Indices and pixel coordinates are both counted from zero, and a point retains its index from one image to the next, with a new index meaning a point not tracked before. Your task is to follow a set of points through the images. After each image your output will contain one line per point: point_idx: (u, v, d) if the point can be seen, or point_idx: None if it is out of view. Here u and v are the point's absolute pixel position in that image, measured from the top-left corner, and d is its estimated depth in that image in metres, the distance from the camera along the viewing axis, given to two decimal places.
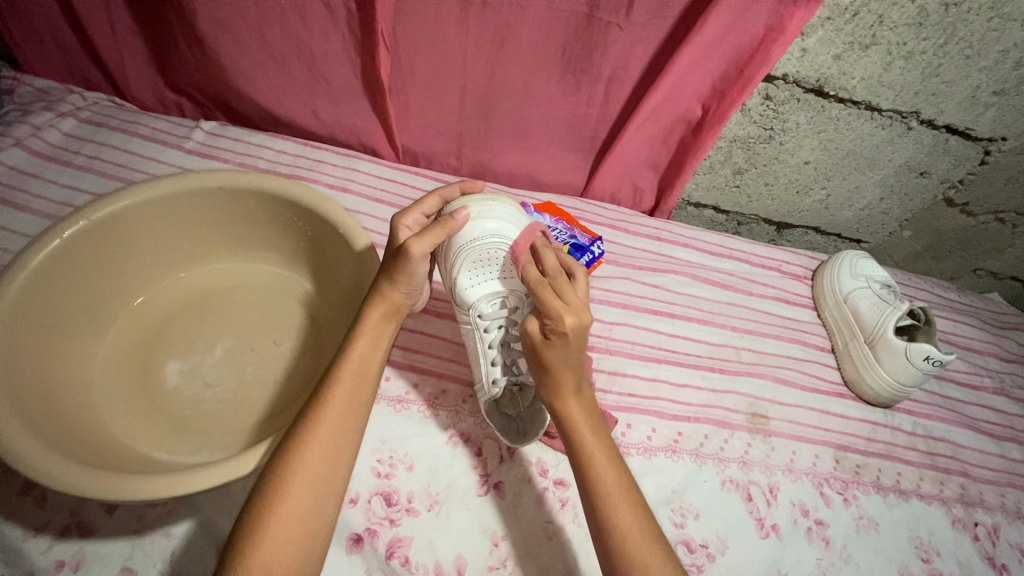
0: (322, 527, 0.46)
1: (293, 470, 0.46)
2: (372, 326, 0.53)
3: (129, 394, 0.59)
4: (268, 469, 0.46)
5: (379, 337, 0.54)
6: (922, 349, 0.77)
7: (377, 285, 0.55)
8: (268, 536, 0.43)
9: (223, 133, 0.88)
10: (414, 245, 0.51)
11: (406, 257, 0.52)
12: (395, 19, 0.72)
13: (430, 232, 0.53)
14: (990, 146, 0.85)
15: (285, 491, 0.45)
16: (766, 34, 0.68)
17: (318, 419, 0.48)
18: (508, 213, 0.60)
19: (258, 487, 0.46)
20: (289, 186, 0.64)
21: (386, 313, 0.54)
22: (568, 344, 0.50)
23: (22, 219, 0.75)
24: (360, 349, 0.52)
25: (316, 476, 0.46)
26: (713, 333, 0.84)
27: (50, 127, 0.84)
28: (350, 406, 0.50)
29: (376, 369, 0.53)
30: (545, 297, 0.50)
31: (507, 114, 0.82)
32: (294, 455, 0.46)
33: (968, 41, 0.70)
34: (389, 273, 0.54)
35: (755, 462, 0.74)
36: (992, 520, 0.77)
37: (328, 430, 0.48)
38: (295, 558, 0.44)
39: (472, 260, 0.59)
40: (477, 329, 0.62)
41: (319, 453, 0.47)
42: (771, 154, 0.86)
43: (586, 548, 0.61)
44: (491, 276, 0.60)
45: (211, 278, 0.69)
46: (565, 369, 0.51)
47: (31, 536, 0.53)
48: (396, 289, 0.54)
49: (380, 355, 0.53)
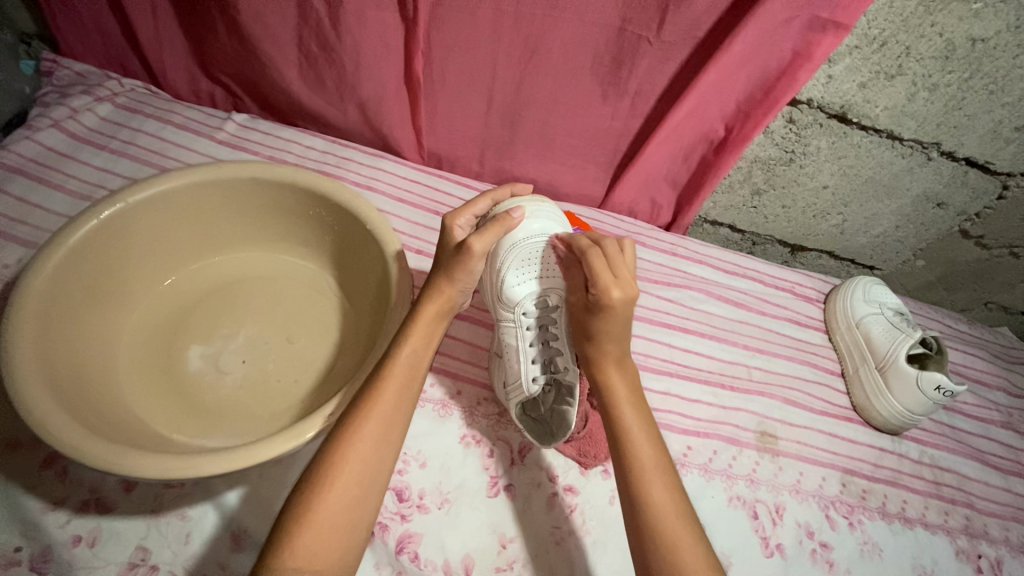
0: (366, 515, 0.47)
1: (344, 458, 0.47)
2: (426, 322, 0.55)
3: (150, 375, 0.59)
4: (318, 458, 0.47)
5: (432, 334, 0.55)
6: (934, 378, 0.77)
7: (434, 282, 0.57)
8: (315, 523, 0.44)
9: (254, 126, 0.89)
10: (475, 241, 0.55)
11: (466, 253, 0.55)
12: (429, 24, 0.74)
13: (487, 232, 0.56)
14: (1009, 181, 0.85)
15: (333, 478, 0.46)
16: (793, 58, 0.69)
17: (369, 410, 0.49)
18: (552, 215, 0.64)
19: (305, 474, 0.47)
20: (321, 181, 0.65)
21: (441, 311, 0.56)
22: (612, 315, 0.54)
23: (56, 199, 0.77)
24: (413, 343, 0.53)
25: (364, 466, 0.47)
26: (725, 350, 0.85)
27: (87, 111, 0.85)
28: (400, 399, 0.50)
29: (425, 367, 0.54)
30: (596, 268, 0.54)
31: (532, 123, 0.84)
32: (343, 443, 0.47)
33: (992, 77, 0.71)
34: (447, 270, 0.56)
35: (762, 481, 0.74)
36: (996, 553, 0.77)
37: (378, 420, 0.49)
38: (340, 548, 0.44)
39: (519, 259, 0.62)
40: (520, 326, 0.63)
41: (368, 443, 0.48)
42: (791, 176, 0.87)
43: (593, 556, 0.62)
44: (539, 275, 0.62)
45: (236, 268, 0.69)
46: (609, 337, 0.56)
47: (50, 510, 0.54)
48: (453, 286, 0.56)
49: (430, 354, 0.54)
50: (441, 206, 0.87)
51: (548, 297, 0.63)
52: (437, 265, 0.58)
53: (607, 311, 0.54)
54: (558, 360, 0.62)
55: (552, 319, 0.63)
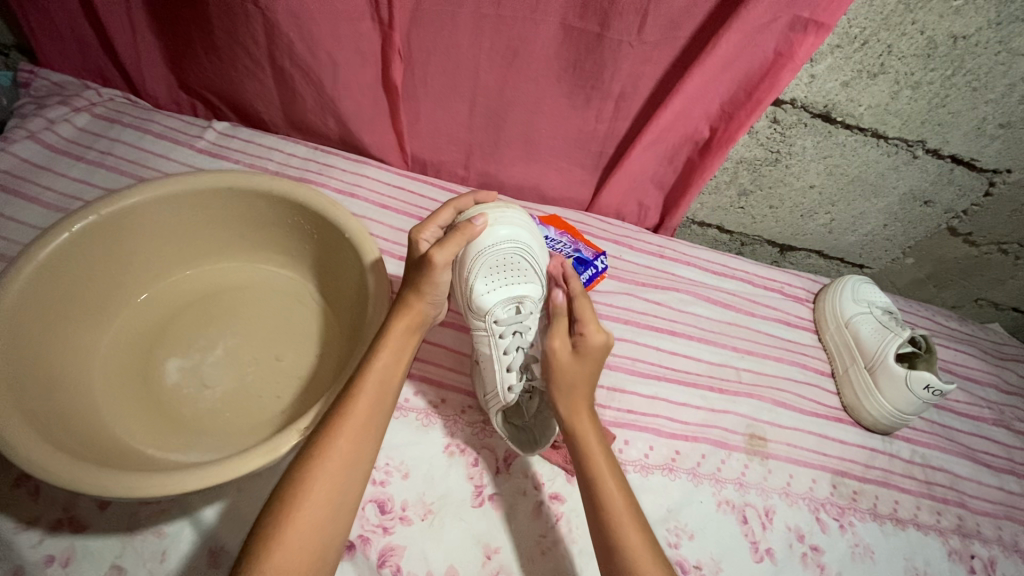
0: (334, 536, 0.46)
1: (312, 478, 0.46)
2: (397, 335, 0.54)
3: (126, 389, 0.58)
4: (287, 476, 0.46)
5: (403, 349, 0.54)
6: (923, 377, 0.77)
7: (403, 295, 0.56)
8: (283, 546, 0.43)
9: (235, 134, 0.88)
10: (436, 253, 0.53)
11: (429, 266, 0.53)
12: (409, 29, 0.73)
13: (449, 243, 0.54)
14: (995, 178, 0.85)
15: (301, 500, 0.45)
16: (776, 59, 0.69)
17: (340, 428, 0.48)
18: (517, 218, 0.63)
19: (274, 494, 0.46)
20: (299, 188, 0.65)
21: (412, 324, 0.55)
22: (587, 355, 0.56)
23: (33, 211, 0.76)
24: (385, 358, 0.52)
25: (335, 486, 0.46)
26: (713, 352, 0.84)
27: (64, 121, 0.84)
28: (371, 417, 0.50)
29: (397, 382, 0.53)
30: (584, 309, 0.57)
31: (516, 126, 0.83)
32: (314, 463, 0.46)
33: (975, 74, 0.71)
34: (415, 285, 0.55)
35: (752, 484, 0.74)
36: (989, 553, 0.77)
37: (348, 439, 0.48)
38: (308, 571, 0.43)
39: (487, 266, 0.60)
40: (493, 334, 0.60)
41: (337, 463, 0.47)
42: (777, 177, 0.87)
43: (579, 566, 0.61)
44: (508, 283, 0.59)
45: (216, 277, 0.69)
46: (581, 383, 0.56)
47: (23, 529, 0.53)
48: (422, 299, 0.55)
49: (403, 368, 0.53)
50: (426, 212, 0.86)
51: (521, 304, 0.60)
52: (406, 277, 0.57)
53: (590, 354, 0.56)
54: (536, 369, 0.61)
55: (525, 325, 0.61)
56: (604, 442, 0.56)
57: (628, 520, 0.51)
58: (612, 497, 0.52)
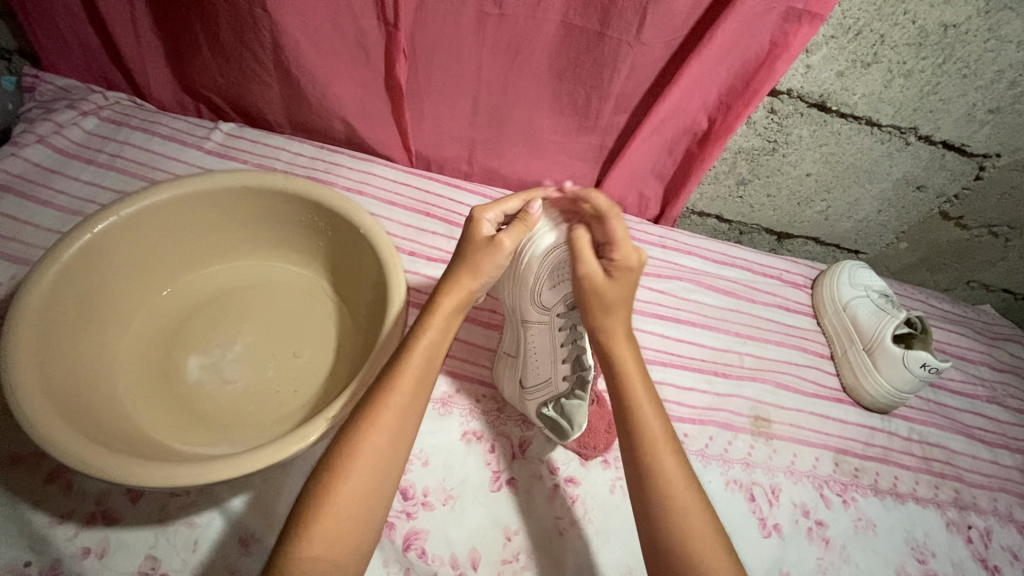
0: (378, 506, 0.48)
1: (360, 450, 0.47)
2: (445, 312, 0.54)
3: (150, 386, 0.60)
4: (334, 448, 0.48)
5: (449, 326, 0.55)
6: (919, 356, 0.80)
7: (454, 273, 0.56)
8: (332, 513, 0.45)
9: (242, 135, 0.89)
10: (504, 239, 0.54)
11: (496, 249, 0.55)
12: (413, 28, 0.75)
13: (514, 227, 0.56)
14: (985, 162, 0.88)
15: (347, 470, 0.46)
16: (771, 50, 0.71)
17: (386, 402, 0.49)
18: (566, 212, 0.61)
19: (319, 466, 0.47)
20: (314, 187, 0.66)
21: (460, 302, 0.55)
22: (625, 280, 0.55)
23: (46, 215, 0.77)
24: (431, 335, 0.53)
25: (381, 457, 0.48)
26: (717, 338, 0.86)
27: (73, 125, 0.85)
28: (415, 393, 0.51)
29: (440, 359, 0.54)
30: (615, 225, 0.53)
31: (519, 122, 0.85)
32: (363, 435, 0.48)
33: (965, 61, 0.73)
34: (472, 265, 0.55)
35: (757, 464, 0.76)
36: (985, 524, 0.79)
37: (394, 413, 0.49)
38: (354, 537, 0.45)
39: (547, 266, 0.58)
40: (552, 324, 0.62)
41: (384, 436, 0.48)
42: (774, 165, 0.89)
43: (596, 545, 0.63)
44: (563, 282, 0.59)
45: (232, 275, 0.70)
46: (620, 309, 0.55)
47: (57, 523, 0.54)
48: (475, 280, 0.55)
49: (446, 345, 0.55)
50: (432, 208, 0.88)
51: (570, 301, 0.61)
52: (459, 256, 0.57)
53: (625, 275, 0.54)
54: (585, 359, 0.62)
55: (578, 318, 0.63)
56: (644, 378, 0.55)
57: (668, 454, 0.52)
58: (650, 428, 0.53)
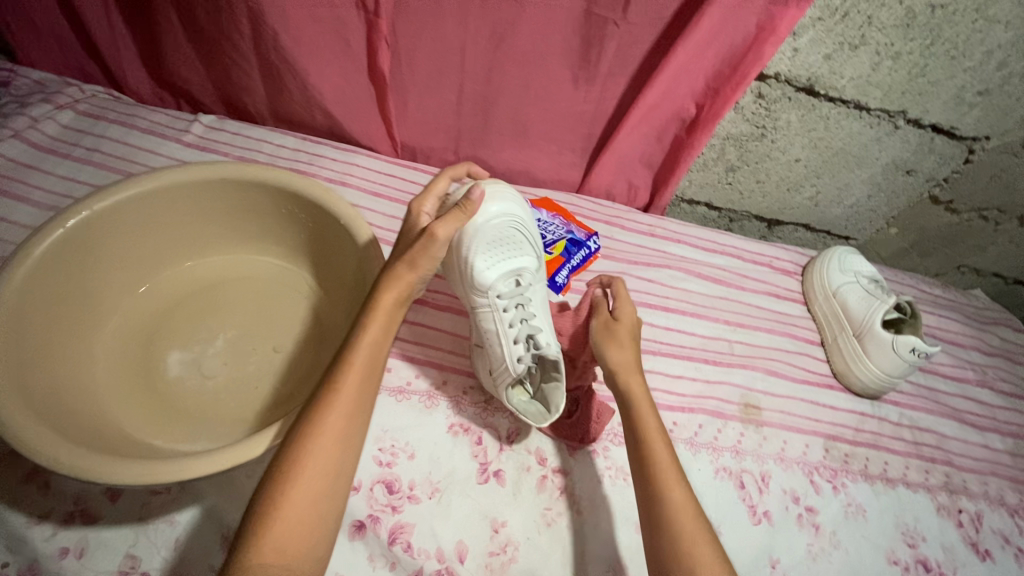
0: (332, 511, 0.47)
1: (308, 454, 0.46)
2: (385, 309, 0.53)
3: (129, 383, 0.59)
4: (282, 452, 0.47)
5: (390, 323, 0.53)
6: (909, 341, 0.80)
7: (392, 267, 0.54)
8: (283, 520, 0.44)
9: (223, 127, 0.88)
10: (438, 228, 0.53)
11: (430, 240, 0.53)
12: (394, 15, 0.73)
13: (449, 215, 0.55)
14: (974, 145, 0.87)
15: (297, 475, 0.46)
16: (758, 33, 0.70)
17: (330, 405, 0.48)
18: (501, 193, 0.65)
19: (268, 472, 0.46)
20: (294, 177, 0.65)
21: (399, 297, 0.54)
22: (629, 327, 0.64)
23: (22, 211, 0.75)
24: (373, 333, 0.52)
25: (329, 461, 0.47)
26: (706, 326, 0.86)
27: (48, 119, 0.83)
28: (359, 394, 0.50)
29: (383, 359, 0.53)
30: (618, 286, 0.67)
31: (505, 110, 0.83)
32: (308, 440, 0.47)
33: (953, 42, 0.72)
34: (409, 257, 0.54)
35: (747, 452, 0.76)
36: (975, 508, 0.79)
37: (341, 414, 0.48)
38: (308, 544, 0.44)
39: (486, 242, 0.62)
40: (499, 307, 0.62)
41: (331, 440, 0.47)
42: (763, 151, 0.88)
43: (584, 534, 0.63)
44: (506, 257, 0.62)
45: (212, 269, 0.69)
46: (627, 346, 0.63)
47: (35, 523, 0.54)
48: (413, 273, 0.54)
49: (388, 343, 0.53)
50: None
51: (519, 277, 0.63)
52: (398, 250, 0.56)
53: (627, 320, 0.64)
54: (540, 338, 0.60)
55: (525, 297, 0.63)
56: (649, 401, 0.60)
57: (670, 466, 0.55)
58: (654, 441, 0.57)
